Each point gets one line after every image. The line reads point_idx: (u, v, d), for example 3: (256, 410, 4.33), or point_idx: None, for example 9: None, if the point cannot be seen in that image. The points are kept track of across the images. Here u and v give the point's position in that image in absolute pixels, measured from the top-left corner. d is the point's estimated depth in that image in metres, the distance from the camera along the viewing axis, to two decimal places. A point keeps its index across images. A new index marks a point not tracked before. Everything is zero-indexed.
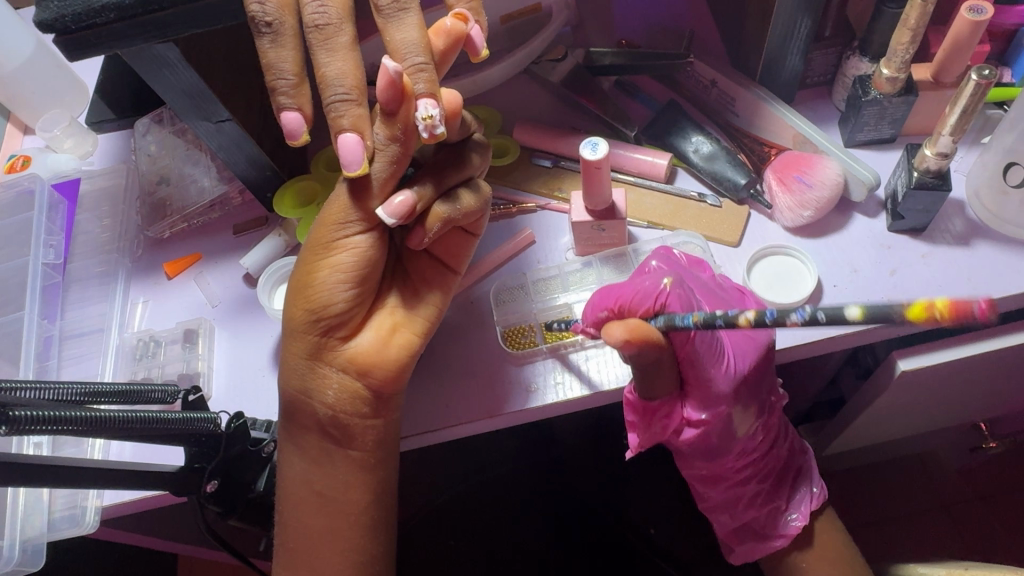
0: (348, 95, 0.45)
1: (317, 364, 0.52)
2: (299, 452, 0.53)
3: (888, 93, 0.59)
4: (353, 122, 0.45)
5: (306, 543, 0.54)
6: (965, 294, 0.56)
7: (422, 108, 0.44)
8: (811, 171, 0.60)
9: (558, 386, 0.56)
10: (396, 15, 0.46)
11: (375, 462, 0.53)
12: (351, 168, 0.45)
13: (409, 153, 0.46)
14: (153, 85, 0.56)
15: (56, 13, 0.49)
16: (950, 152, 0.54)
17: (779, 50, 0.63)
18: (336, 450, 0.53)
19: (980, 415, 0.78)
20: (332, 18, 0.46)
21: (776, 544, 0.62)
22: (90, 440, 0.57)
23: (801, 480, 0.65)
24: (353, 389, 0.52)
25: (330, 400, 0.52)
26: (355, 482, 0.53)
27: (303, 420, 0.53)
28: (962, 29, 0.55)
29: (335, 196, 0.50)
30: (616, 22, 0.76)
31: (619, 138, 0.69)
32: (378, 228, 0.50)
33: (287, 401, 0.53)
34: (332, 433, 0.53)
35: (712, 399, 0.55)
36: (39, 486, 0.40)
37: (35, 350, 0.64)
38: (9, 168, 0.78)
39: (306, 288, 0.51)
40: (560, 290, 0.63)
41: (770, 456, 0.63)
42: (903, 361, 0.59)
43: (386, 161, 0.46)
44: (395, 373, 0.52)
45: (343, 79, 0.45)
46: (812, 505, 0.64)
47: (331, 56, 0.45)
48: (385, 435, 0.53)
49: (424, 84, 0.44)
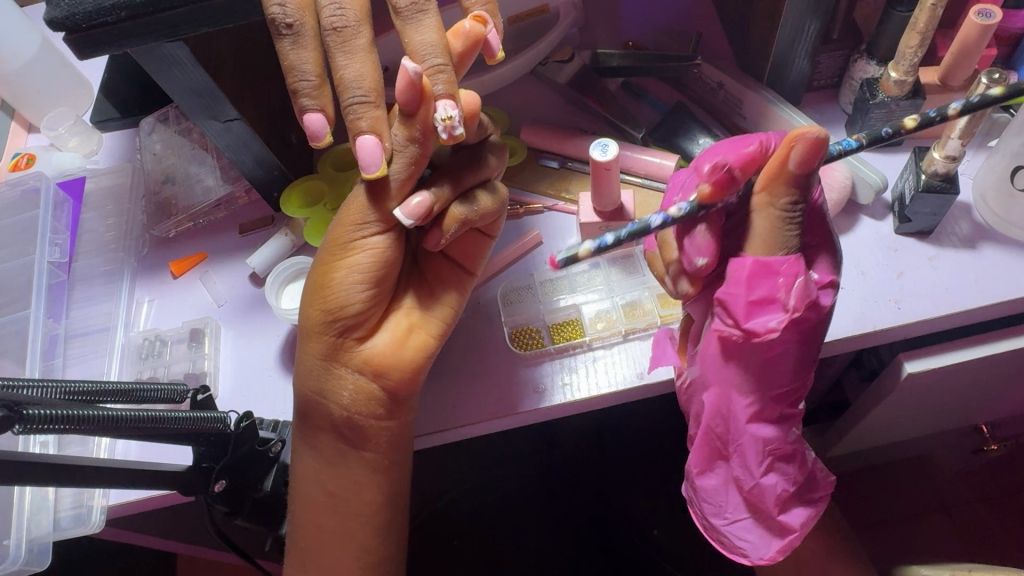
0: (366, 97, 0.45)
1: (334, 365, 0.52)
2: (312, 453, 0.54)
3: (895, 96, 0.59)
4: (371, 124, 0.45)
5: (317, 544, 0.54)
6: (972, 296, 0.56)
7: (441, 109, 0.43)
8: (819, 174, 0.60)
9: (566, 387, 0.56)
10: (415, 17, 0.46)
11: (388, 463, 0.53)
12: (370, 169, 0.45)
13: (428, 154, 0.46)
14: (163, 83, 0.56)
15: (68, 11, 0.49)
16: (958, 156, 0.55)
17: (788, 52, 0.63)
18: (350, 451, 0.53)
19: (981, 418, 0.79)
20: (349, 20, 0.46)
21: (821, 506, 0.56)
22: (96, 439, 0.57)
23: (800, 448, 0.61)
24: (369, 391, 0.52)
25: (346, 401, 0.52)
26: (367, 483, 0.53)
27: (318, 422, 0.53)
28: (971, 34, 0.55)
29: (352, 197, 0.50)
30: (623, 24, 0.77)
31: (626, 139, 0.69)
32: (395, 228, 0.50)
33: (302, 402, 0.53)
34: (346, 435, 0.53)
35: (833, 266, 0.52)
36: (50, 485, 0.40)
37: (41, 348, 0.64)
38: (13, 166, 0.77)
39: (323, 289, 0.51)
40: (566, 291, 0.63)
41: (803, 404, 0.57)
42: (909, 363, 0.59)
43: (404, 162, 0.46)
44: (411, 374, 0.52)
45: (361, 81, 0.45)
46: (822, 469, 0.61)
47: (349, 58, 0.45)
48: (398, 437, 0.53)
49: (443, 86, 0.44)
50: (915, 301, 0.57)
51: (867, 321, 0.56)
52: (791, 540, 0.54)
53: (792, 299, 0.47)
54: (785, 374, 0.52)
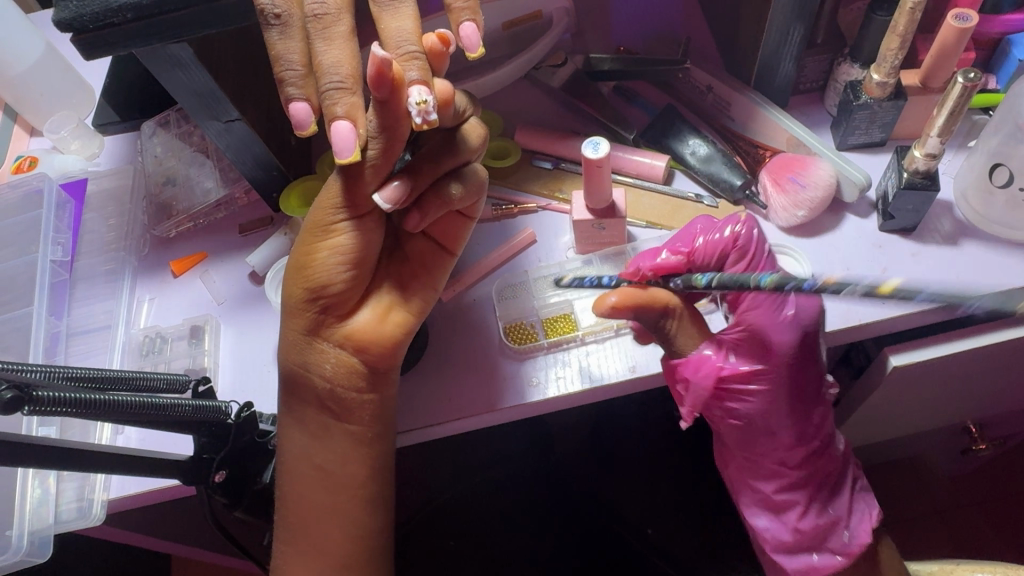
0: (342, 83, 0.46)
1: (315, 340, 0.54)
2: (299, 426, 0.55)
3: (878, 98, 0.61)
4: (347, 109, 0.46)
5: (305, 519, 0.55)
6: (950, 291, 0.58)
7: (415, 94, 0.44)
8: (805, 173, 0.62)
9: (558, 379, 0.57)
10: (391, 5, 0.48)
11: (372, 437, 0.54)
12: (344, 155, 0.45)
13: (401, 139, 0.47)
14: (165, 84, 0.57)
15: (74, 12, 0.50)
16: (938, 153, 0.56)
17: (774, 57, 0.65)
18: (334, 424, 0.54)
19: (972, 415, 0.80)
20: (330, 7, 0.48)
21: (836, 560, 0.60)
22: (98, 430, 0.59)
23: (860, 497, 0.64)
24: (350, 364, 0.54)
25: (328, 373, 0.54)
26: (354, 455, 0.54)
27: (304, 395, 0.54)
28: (949, 36, 0.57)
29: (329, 181, 0.52)
30: (615, 32, 0.79)
31: (618, 141, 0.71)
32: (371, 210, 0.52)
33: (287, 375, 0.55)
34: (331, 407, 0.54)
35: (759, 354, 0.57)
36: (55, 470, 0.41)
37: (43, 345, 0.65)
38: (16, 169, 0.79)
39: (305, 268, 0.53)
40: (560, 286, 0.65)
41: (820, 465, 0.61)
42: (894, 356, 0.60)
43: (379, 147, 0.47)
44: (390, 350, 0.54)
45: (339, 67, 0.46)
46: (869, 523, 0.62)
47: (328, 44, 0.47)
48: (380, 409, 0.54)
49: (417, 72, 0.45)
50: (897, 295, 0.58)
51: (852, 315, 0.58)
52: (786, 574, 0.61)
53: (688, 399, 0.56)
54: (747, 443, 0.60)
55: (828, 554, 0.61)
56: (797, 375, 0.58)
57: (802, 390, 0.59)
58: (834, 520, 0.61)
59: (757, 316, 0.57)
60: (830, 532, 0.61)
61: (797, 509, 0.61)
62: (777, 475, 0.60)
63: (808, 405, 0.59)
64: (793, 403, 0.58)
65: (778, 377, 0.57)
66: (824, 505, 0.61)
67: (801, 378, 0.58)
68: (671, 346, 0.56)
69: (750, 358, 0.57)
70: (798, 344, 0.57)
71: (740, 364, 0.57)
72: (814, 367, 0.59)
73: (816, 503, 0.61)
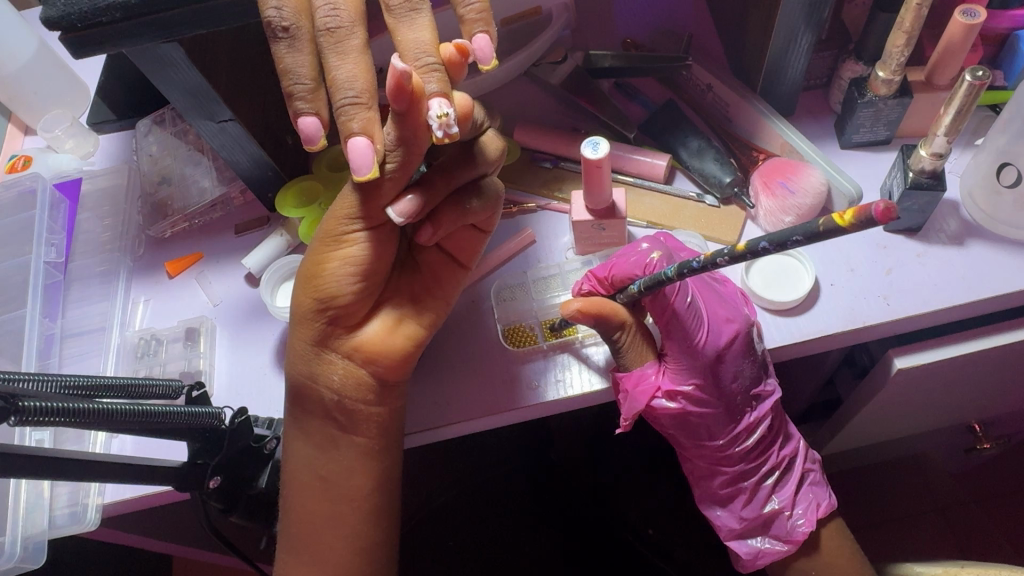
0: (358, 98, 0.44)
1: (324, 351, 0.53)
2: (303, 437, 0.54)
3: (884, 95, 0.60)
4: (363, 125, 0.44)
5: (305, 529, 0.54)
6: (959, 292, 0.57)
7: (435, 107, 0.43)
8: (795, 177, 0.61)
9: (559, 382, 0.57)
10: (407, 16, 0.47)
11: (378, 448, 0.54)
12: (362, 171, 0.43)
13: (419, 153, 0.46)
14: (157, 83, 0.56)
15: (62, 11, 0.49)
16: (944, 153, 0.55)
17: (780, 58, 0.63)
18: (340, 435, 0.54)
19: (976, 414, 0.79)
20: (343, 21, 0.46)
21: (781, 548, 0.59)
22: (92, 435, 0.58)
23: (808, 488, 0.61)
24: (358, 376, 0.53)
25: (336, 385, 0.53)
26: (359, 466, 0.54)
27: (309, 406, 0.54)
28: (956, 32, 0.56)
29: (342, 192, 0.51)
30: (616, 27, 0.78)
31: (619, 140, 0.70)
32: (386, 220, 0.51)
33: (294, 387, 0.54)
34: (337, 419, 0.54)
35: (688, 368, 0.56)
36: (45, 480, 0.40)
37: (37, 347, 0.64)
38: (11, 168, 0.78)
39: (315, 278, 0.52)
40: (560, 289, 0.63)
41: (762, 457, 0.60)
42: (899, 359, 0.59)
43: (397, 161, 0.46)
44: (399, 362, 0.53)
45: (354, 82, 0.45)
46: (819, 512, 0.60)
47: (342, 58, 0.45)
48: (388, 423, 0.54)
49: (435, 84, 0.43)
50: (904, 296, 0.57)
51: (857, 316, 0.57)
52: (743, 563, 0.61)
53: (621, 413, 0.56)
54: (687, 444, 0.60)
55: (776, 540, 0.60)
56: (730, 377, 0.57)
57: (737, 389, 0.58)
58: (779, 509, 0.60)
59: (677, 325, 0.56)
60: (773, 520, 0.60)
61: (742, 498, 0.60)
62: (718, 470, 0.60)
63: (742, 403, 0.58)
64: (723, 399, 0.57)
65: (707, 386, 0.56)
66: (770, 494, 0.60)
67: (734, 378, 0.57)
68: (619, 359, 0.56)
69: (677, 370, 0.57)
70: (724, 350, 0.56)
71: (671, 378, 0.57)
72: (747, 364, 0.57)
73: (761, 492, 0.60)
